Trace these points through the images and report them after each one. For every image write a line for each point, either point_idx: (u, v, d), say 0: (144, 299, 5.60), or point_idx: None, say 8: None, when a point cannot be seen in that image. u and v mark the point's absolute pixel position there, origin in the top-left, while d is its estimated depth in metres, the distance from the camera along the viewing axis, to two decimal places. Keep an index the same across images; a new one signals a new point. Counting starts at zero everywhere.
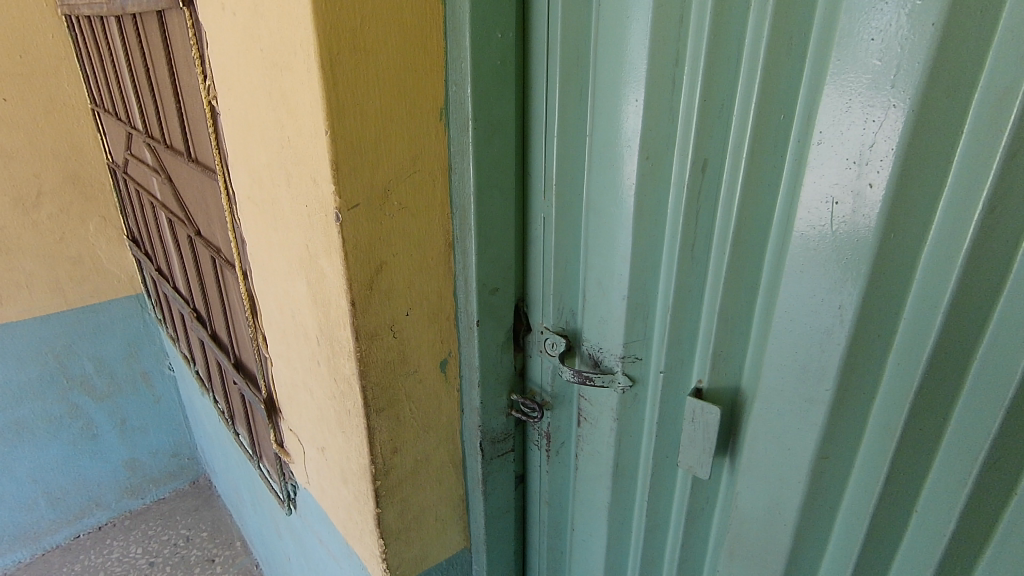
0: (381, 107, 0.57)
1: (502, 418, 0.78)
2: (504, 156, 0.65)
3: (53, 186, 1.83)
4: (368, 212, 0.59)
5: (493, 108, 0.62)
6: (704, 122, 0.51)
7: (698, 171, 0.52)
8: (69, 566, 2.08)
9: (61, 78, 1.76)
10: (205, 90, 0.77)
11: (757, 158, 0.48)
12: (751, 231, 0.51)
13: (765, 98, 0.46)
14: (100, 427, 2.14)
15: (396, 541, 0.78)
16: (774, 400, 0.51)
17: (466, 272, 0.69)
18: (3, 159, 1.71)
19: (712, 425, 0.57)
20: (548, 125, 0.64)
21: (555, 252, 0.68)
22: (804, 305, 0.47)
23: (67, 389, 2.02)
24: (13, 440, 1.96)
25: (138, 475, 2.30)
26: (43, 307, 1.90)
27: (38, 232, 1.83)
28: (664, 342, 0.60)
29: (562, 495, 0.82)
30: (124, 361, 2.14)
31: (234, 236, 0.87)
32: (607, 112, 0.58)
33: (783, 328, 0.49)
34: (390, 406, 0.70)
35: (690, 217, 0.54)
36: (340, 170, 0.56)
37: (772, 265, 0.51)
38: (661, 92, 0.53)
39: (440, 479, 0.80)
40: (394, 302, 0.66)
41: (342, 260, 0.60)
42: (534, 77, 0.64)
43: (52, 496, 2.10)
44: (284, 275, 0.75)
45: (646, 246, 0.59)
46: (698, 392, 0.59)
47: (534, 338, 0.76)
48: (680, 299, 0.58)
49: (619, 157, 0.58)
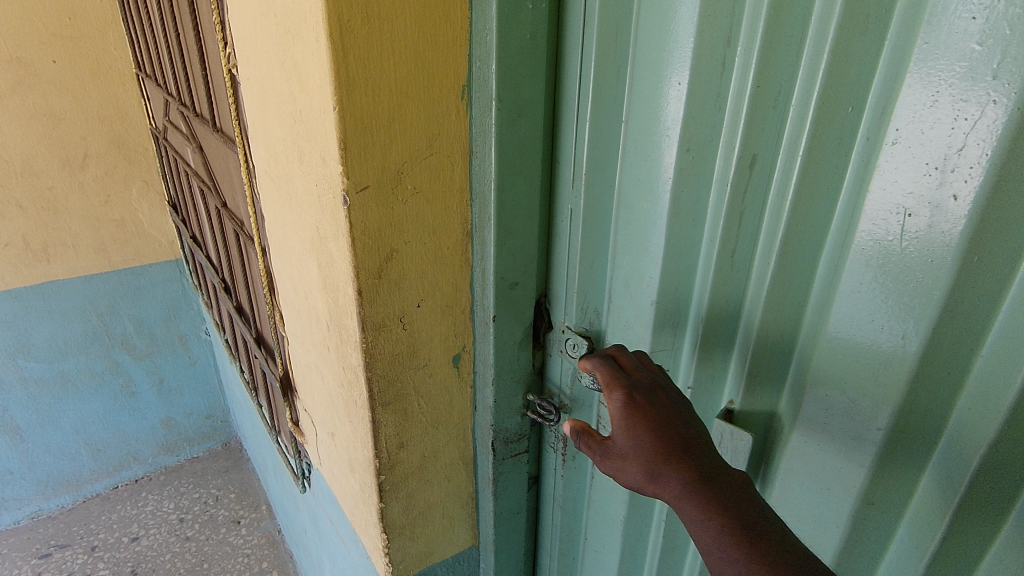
0: (397, 81, 0.52)
1: (517, 419, 0.74)
2: (530, 141, 0.60)
3: (99, 149, 1.87)
4: (378, 196, 0.55)
5: (520, 87, 0.56)
6: (756, 114, 0.44)
7: (744, 169, 0.46)
8: (106, 515, 2.16)
9: (107, 41, 1.79)
10: (226, 58, 0.75)
11: (815, 155, 0.42)
12: (801, 241, 0.45)
13: (830, 87, 0.39)
14: (138, 384, 2.21)
15: (401, 537, 0.76)
16: (817, 435, 0.45)
17: (483, 266, 0.65)
18: (52, 120, 1.77)
19: (743, 451, 0.50)
20: (580, 110, 0.58)
21: (580, 247, 0.63)
22: (857, 332, 0.41)
23: (109, 347, 2.10)
24: (58, 392, 2.06)
25: (174, 433, 2.38)
26: (88, 267, 1.97)
27: (84, 193, 1.89)
28: (695, 356, 0.55)
29: (577, 500, 0.78)
30: (163, 323, 2.18)
31: (253, 209, 0.85)
32: (646, 95, 0.52)
33: (829, 354, 0.43)
34: (397, 400, 0.67)
35: (732, 220, 0.48)
36: (348, 150, 0.51)
37: (824, 281, 0.44)
38: (707, 75, 0.46)
39: (450, 477, 0.77)
40: (405, 292, 0.62)
41: (349, 248, 0.56)
42: (568, 52, 0.57)
43: (93, 447, 2.20)
44: (298, 257, 0.71)
45: (682, 249, 0.53)
46: (727, 413, 0.52)
47: (554, 337, 0.71)
48: (716, 311, 0.52)
49: (658, 148, 0.52)
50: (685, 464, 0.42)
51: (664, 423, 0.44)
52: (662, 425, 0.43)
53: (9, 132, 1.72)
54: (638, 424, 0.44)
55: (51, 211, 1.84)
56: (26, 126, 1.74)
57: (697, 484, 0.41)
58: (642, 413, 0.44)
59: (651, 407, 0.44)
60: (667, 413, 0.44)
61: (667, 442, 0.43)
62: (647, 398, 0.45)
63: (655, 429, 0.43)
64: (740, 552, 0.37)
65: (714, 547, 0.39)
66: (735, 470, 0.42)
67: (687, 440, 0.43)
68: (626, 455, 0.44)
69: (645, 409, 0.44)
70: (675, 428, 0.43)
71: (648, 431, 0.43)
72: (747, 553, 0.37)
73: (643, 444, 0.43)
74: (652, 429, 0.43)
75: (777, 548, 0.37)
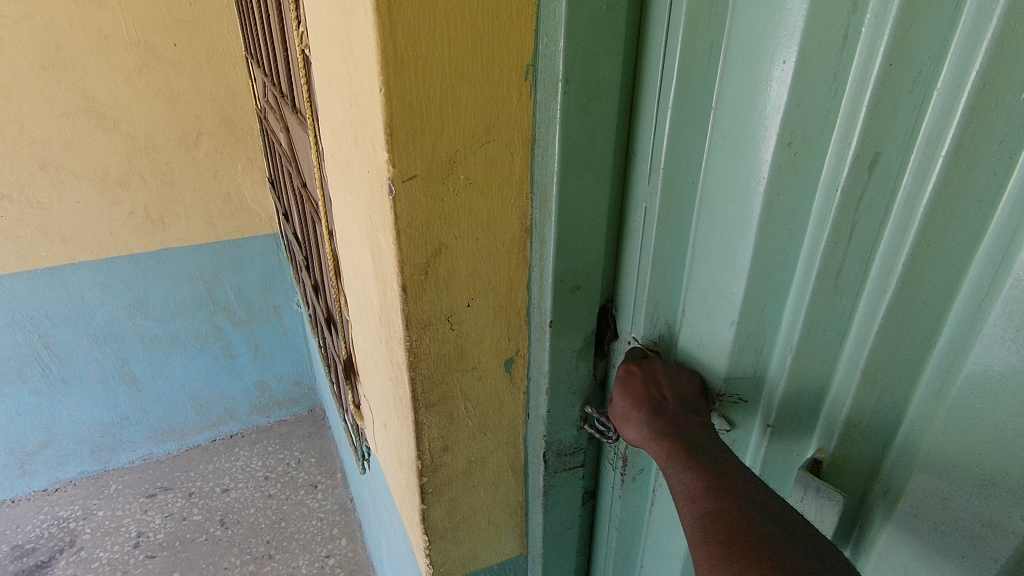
0: (453, 58, 0.47)
1: (573, 431, 0.69)
2: (602, 127, 0.53)
3: (211, 128, 2.02)
4: (427, 186, 0.51)
5: (592, 65, 0.50)
6: (883, 99, 0.35)
7: (861, 171, 0.37)
8: (204, 465, 2.36)
9: (221, 25, 1.91)
10: (299, 38, 0.74)
11: (963, 155, 0.32)
12: (933, 266, 0.35)
13: (997, 64, 0.29)
14: (236, 348, 2.38)
15: (443, 540, 0.73)
16: (935, 510, 0.36)
17: (542, 265, 0.59)
18: (173, 99, 1.93)
19: (831, 512, 0.42)
20: (662, 94, 0.50)
21: (653, 251, 0.55)
22: (1004, 387, 0.31)
23: (212, 311, 2.27)
24: (168, 349, 2.26)
25: (265, 396, 2.54)
26: (197, 237, 2.13)
27: (197, 168, 2.04)
28: (781, 389, 0.46)
29: (634, 524, 0.72)
30: (260, 293, 2.32)
31: (322, 192, 0.84)
32: (741, 78, 0.43)
33: (961, 409, 0.34)
34: (443, 402, 0.63)
35: (841, 233, 0.39)
36: (395, 136, 0.47)
37: (961, 319, 0.34)
38: (822, 53, 0.37)
39: (498, 485, 0.73)
40: (454, 290, 0.57)
41: (395, 240, 0.52)
42: (652, 25, 0.49)
43: (197, 402, 2.40)
44: (356, 244, 0.69)
45: (773, 263, 0.45)
46: (814, 465, 0.44)
47: (619, 347, 0.64)
48: (810, 340, 0.44)
49: (751, 141, 0.43)
50: (655, 408, 0.50)
51: (649, 381, 0.53)
52: (644, 383, 0.53)
53: (134, 110, 1.89)
54: (628, 382, 0.54)
55: (168, 184, 2.01)
56: (149, 105, 1.90)
57: (657, 418, 0.49)
58: (633, 375, 0.54)
59: (642, 370, 0.54)
60: (653, 374, 0.53)
61: (642, 395, 0.52)
62: (641, 364, 0.55)
63: (638, 385, 0.53)
64: (679, 463, 0.45)
65: (663, 464, 0.47)
66: (692, 419, 0.49)
67: (663, 392, 0.51)
68: (615, 410, 0.55)
69: (638, 372, 0.54)
70: (655, 385, 0.52)
71: (630, 385, 0.54)
72: (684, 464, 0.45)
73: (629, 398, 0.53)
74: (633, 385, 0.53)
75: (711, 464, 0.44)
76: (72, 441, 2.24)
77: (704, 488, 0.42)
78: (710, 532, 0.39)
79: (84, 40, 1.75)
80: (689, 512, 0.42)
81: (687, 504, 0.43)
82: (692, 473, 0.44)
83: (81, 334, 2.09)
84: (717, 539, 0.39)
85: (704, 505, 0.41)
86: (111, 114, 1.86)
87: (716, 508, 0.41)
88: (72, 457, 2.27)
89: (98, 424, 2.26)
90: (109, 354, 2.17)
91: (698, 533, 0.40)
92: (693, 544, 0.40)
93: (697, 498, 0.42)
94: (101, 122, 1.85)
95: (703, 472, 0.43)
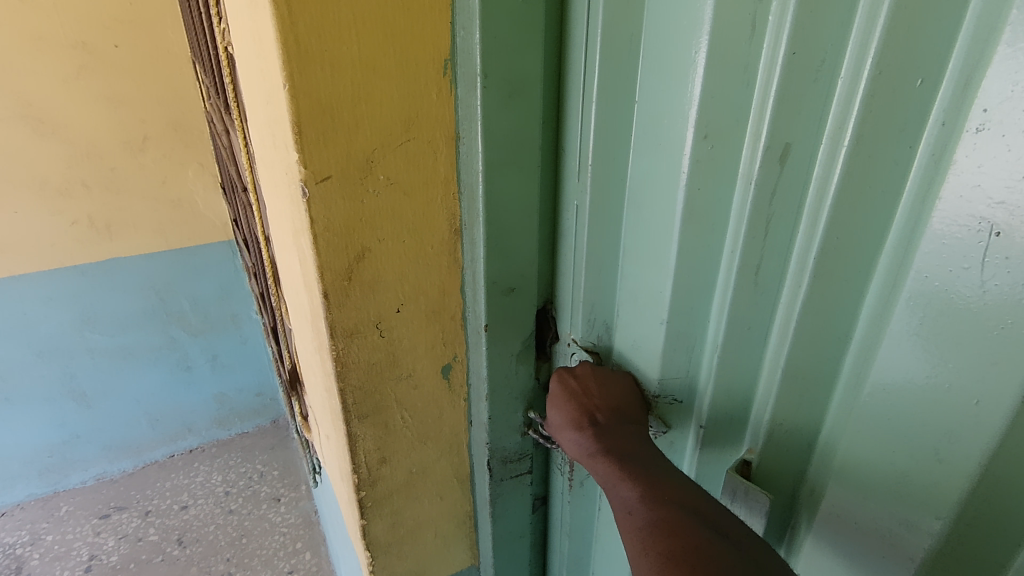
0: (363, 50, 0.45)
1: (517, 437, 0.67)
2: (526, 122, 0.51)
3: (158, 133, 1.96)
4: (343, 187, 0.48)
5: (512, 59, 0.48)
6: (789, 90, 0.34)
7: (773, 164, 0.36)
8: (161, 482, 2.27)
9: (165, 26, 1.86)
10: (223, 36, 0.71)
11: (865, 145, 0.31)
12: (845, 261, 0.34)
13: (892, 50, 0.29)
14: (193, 359, 2.30)
15: (387, 554, 0.70)
16: (855, 511, 0.36)
17: (473, 268, 0.57)
18: (116, 103, 1.86)
19: (760, 515, 0.41)
20: (586, 87, 0.48)
21: (586, 250, 0.54)
22: (910, 383, 0.31)
23: (166, 323, 2.19)
24: (120, 363, 2.17)
25: (226, 408, 2.47)
26: (147, 247, 2.06)
27: (144, 174, 1.98)
28: (710, 389, 0.45)
29: (585, 528, 0.70)
30: (216, 302, 2.26)
31: (256, 196, 0.81)
32: (659, 71, 0.42)
33: (875, 406, 0.33)
34: (377, 412, 0.61)
35: (758, 228, 0.38)
36: (303, 135, 0.45)
37: (874, 311, 0.34)
38: (732, 43, 0.36)
39: (443, 495, 0.71)
40: (381, 295, 0.55)
41: (312, 245, 0.50)
42: (573, 17, 0.48)
43: (153, 417, 2.32)
44: (284, 247, 0.66)
45: (698, 261, 0.43)
46: (744, 467, 0.43)
47: (561, 349, 0.63)
48: (736, 339, 0.43)
49: (671, 136, 0.42)
50: (588, 421, 0.49)
51: (581, 394, 0.51)
52: (575, 395, 0.52)
53: (74, 116, 1.81)
54: (561, 397, 0.53)
55: (114, 192, 1.94)
56: (90, 110, 1.83)
57: (592, 431, 0.48)
58: (566, 389, 0.53)
59: (574, 382, 0.53)
60: (584, 384, 0.52)
61: (575, 407, 0.51)
62: (573, 375, 0.54)
63: (571, 400, 0.52)
64: (616, 476, 0.44)
65: (601, 479, 0.45)
66: (624, 429, 0.48)
67: (594, 401, 0.50)
68: (553, 423, 0.53)
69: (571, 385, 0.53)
70: (586, 395, 0.51)
71: (565, 399, 0.52)
72: (620, 475, 0.43)
73: (563, 415, 0.51)
74: (565, 400, 0.52)
75: (648, 474, 0.43)
76: (18, 462, 2.14)
77: (641, 499, 0.41)
78: (647, 546, 0.38)
79: (17, 43, 1.68)
80: (627, 525, 0.40)
81: (625, 517, 0.41)
82: (629, 484, 0.42)
83: (26, 351, 2.00)
84: (655, 551, 0.37)
85: (641, 517, 0.40)
86: (49, 119, 1.78)
87: (653, 518, 0.39)
88: (19, 479, 2.16)
89: (46, 443, 2.17)
90: (56, 370, 2.08)
91: (636, 548, 0.39)
92: (633, 557, 0.39)
93: (634, 510, 0.41)
94: (38, 128, 1.78)
95: (639, 481, 0.42)
